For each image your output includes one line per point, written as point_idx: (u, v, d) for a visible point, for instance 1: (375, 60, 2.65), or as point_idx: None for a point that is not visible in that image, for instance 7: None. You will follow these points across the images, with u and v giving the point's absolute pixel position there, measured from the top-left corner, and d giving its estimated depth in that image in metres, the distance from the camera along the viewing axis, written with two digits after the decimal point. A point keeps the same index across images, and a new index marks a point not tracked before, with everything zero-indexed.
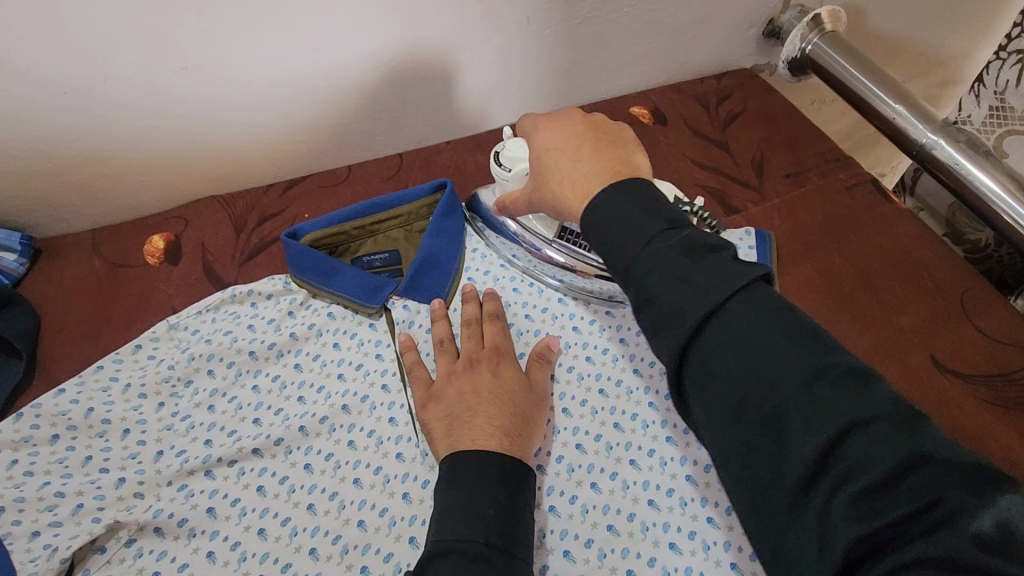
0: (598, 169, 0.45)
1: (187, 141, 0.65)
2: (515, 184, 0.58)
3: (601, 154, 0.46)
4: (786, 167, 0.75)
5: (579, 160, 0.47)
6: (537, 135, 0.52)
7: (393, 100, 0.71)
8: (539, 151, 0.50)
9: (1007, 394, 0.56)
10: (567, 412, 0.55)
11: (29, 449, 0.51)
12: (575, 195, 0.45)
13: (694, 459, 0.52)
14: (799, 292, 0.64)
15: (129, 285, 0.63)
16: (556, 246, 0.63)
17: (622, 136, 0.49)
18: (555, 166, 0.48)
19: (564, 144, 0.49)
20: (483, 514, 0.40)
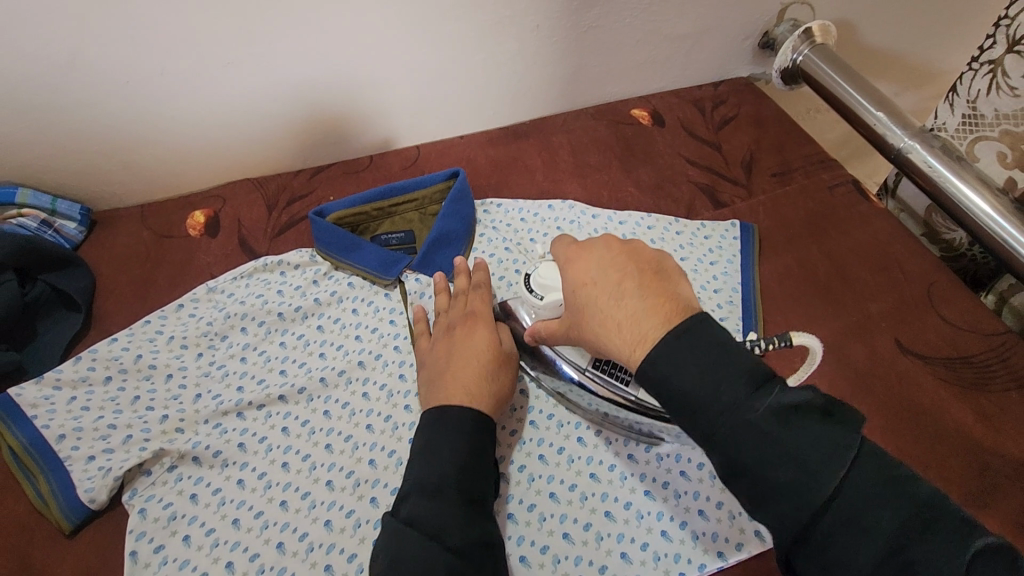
0: (649, 315, 0.41)
1: (230, 128, 0.73)
2: (546, 312, 0.55)
3: (650, 293, 0.42)
4: (772, 167, 0.81)
5: (622, 304, 0.43)
6: (571, 268, 0.48)
7: (413, 96, 0.78)
8: (575, 284, 0.47)
9: (963, 375, 0.61)
10: (580, 440, 0.58)
11: (86, 387, 0.58)
12: (627, 342, 0.41)
13: None
14: (778, 279, 0.69)
15: (173, 253, 0.71)
16: (589, 376, 0.55)
17: (664, 265, 0.45)
18: (595, 305, 0.44)
19: (601, 279, 0.45)
20: (448, 463, 0.46)
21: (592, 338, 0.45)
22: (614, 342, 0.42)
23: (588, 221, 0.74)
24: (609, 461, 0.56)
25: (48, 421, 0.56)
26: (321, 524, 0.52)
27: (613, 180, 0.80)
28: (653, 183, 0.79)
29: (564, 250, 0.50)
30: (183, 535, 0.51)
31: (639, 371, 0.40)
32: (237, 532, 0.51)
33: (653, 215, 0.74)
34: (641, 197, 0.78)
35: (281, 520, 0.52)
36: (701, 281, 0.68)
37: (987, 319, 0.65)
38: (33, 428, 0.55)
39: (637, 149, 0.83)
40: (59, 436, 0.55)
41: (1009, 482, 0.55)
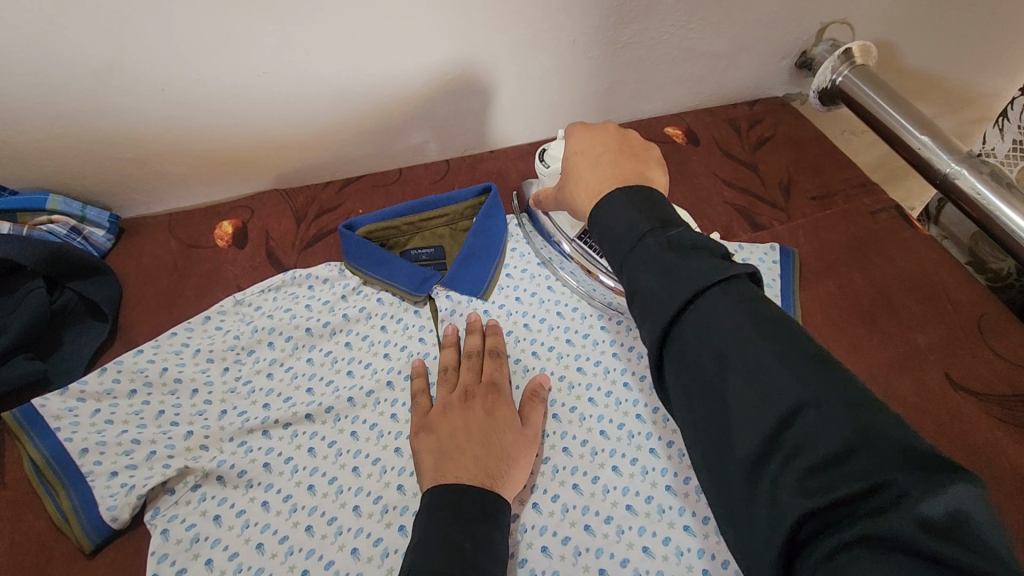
0: (612, 177, 0.47)
1: (262, 138, 0.72)
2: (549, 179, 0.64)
3: (620, 163, 0.48)
4: (812, 190, 0.79)
5: (598, 167, 0.49)
6: (569, 140, 0.54)
7: (446, 108, 0.77)
8: (568, 152, 0.51)
9: (1019, 413, 0.58)
10: (571, 340, 0.64)
11: (110, 401, 0.57)
12: (589, 196, 0.48)
13: None
14: (820, 307, 0.67)
15: (201, 263, 0.70)
16: (577, 247, 0.67)
17: (648, 154, 0.50)
18: (577, 171, 0.51)
19: (592, 148, 0.50)
20: (460, 548, 0.41)
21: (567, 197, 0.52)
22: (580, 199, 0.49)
23: None
24: (596, 357, 0.62)
25: (71, 434, 0.54)
26: (347, 552, 0.50)
27: None
28: (687, 203, 0.77)
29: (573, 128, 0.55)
30: (207, 558, 0.49)
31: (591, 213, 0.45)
32: (261, 557, 0.49)
33: None
34: None
35: (306, 546, 0.50)
36: None
37: None
38: (55, 441, 0.54)
39: (671, 168, 0.81)
40: (82, 450, 0.54)
41: None
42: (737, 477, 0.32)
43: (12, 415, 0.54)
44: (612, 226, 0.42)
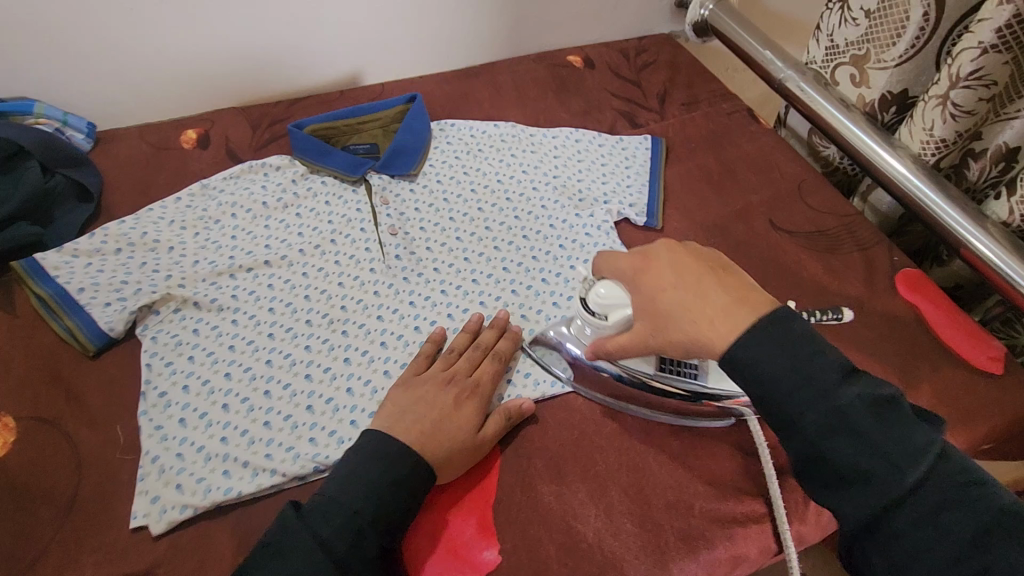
0: (739, 306, 0.47)
1: (222, 57, 0.86)
2: (610, 331, 0.57)
3: (727, 286, 0.49)
4: (682, 99, 0.97)
5: (705, 295, 0.48)
6: (643, 279, 0.53)
7: (379, 34, 0.92)
8: (650, 292, 0.52)
9: (821, 243, 0.77)
10: (481, 208, 0.79)
11: (99, 256, 0.69)
12: (720, 329, 0.47)
13: None
14: (682, 179, 0.84)
15: (170, 160, 0.83)
16: (658, 380, 0.59)
17: (724, 261, 0.52)
18: (681, 310, 0.49)
19: (678, 283, 0.50)
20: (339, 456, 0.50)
21: (679, 343, 0.50)
22: (707, 335, 0.47)
23: (527, 136, 0.88)
24: None
25: (68, 278, 0.66)
26: (302, 348, 0.64)
27: (548, 108, 0.94)
28: (582, 111, 0.93)
29: (626, 265, 0.55)
30: (188, 355, 0.62)
31: (726, 352, 0.46)
32: (233, 354, 0.63)
33: (581, 131, 0.89)
34: (572, 120, 0.92)
35: (269, 346, 0.64)
36: (618, 180, 0.83)
37: (843, 204, 0.81)
38: (56, 283, 0.66)
39: (570, 86, 0.97)
40: (79, 289, 0.65)
41: (849, 310, 0.71)
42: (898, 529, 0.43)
43: (19, 262, 0.66)
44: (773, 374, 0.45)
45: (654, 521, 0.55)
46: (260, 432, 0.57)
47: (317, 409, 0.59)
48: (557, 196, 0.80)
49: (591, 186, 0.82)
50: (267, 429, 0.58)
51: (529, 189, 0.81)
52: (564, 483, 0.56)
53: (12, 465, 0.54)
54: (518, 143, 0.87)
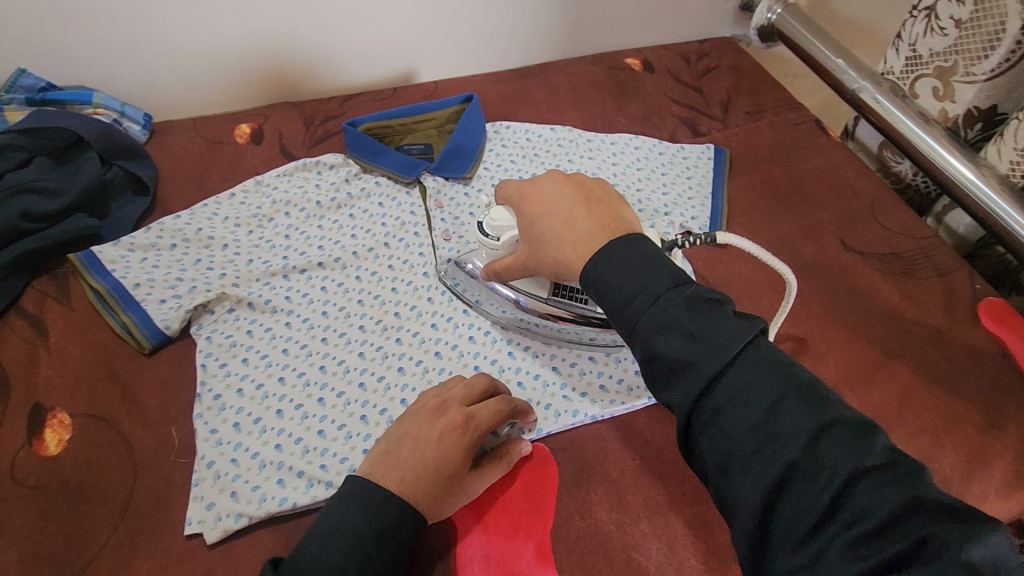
0: (595, 228, 0.52)
1: (279, 51, 0.84)
2: (502, 252, 0.61)
3: (594, 215, 0.53)
4: (745, 108, 0.93)
5: (570, 216, 0.53)
6: (527, 205, 0.57)
7: (435, 30, 0.90)
8: (533, 216, 0.56)
9: (896, 266, 0.73)
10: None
11: (155, 251, 0.69)
12: (575, 252, 0.52)
13: None
14: (746, 192, 0.80)
15: (224, 154, 0.82)
16: (553, 302, 0.62)
17: (601, 195, 0.56)
18: (553, 235, 0.54)
19: (553, 206, 0.55)
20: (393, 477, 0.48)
21: (550, 262, 0.54)
22: (569, 257, 0.52)
23: (584, 141, 0.85)
24: (572, 359, 0.64)
25: (125, 274, 0.66)
26: (355, 355, 0.62)
27: (606, 112, 0.91)
28: (641, 116, 0.90)
29: (517, 191, 0.58)
30: (243, 357, 0.61)
31: (583, 271, 0.49)
32: (287, 358, 0.62)
33: (640, 138, 0.86)
34: (631, 125, 0.89)
35: (323, 351, 0.63)
36: (679, 190, 0.80)
37: (918, 225, 0.76)
38: (112, 279, 0.65)
39: (629, 90, 0.94)
40: (135, 285, 0.65)
41: (927, 340, 0.66)
42: None
43: (76, 256, 0.66)
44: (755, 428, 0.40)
45: (720, 559, 0.52)
46: (314, 440, 0.56)
47: (372, 420, 0.58)
48: None
49: (651, 195, 0.79)
50: (321, 438, 0.56)
51: None
52: (624, 512, 0.54)
53: (67, 463, 0.54)
54: (576, 149, 0.84)
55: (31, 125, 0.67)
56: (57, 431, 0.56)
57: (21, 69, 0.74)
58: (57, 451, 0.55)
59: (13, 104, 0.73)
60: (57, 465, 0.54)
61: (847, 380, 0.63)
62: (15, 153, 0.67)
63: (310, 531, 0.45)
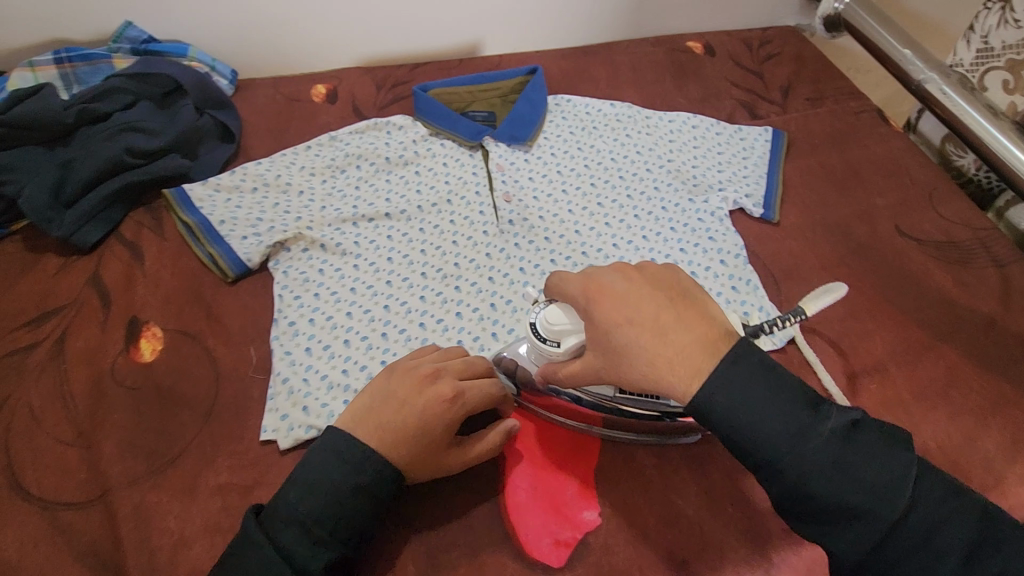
0: (695, 342, 0.44)
1: (357, 17, 0.89)
2: (563, 358, 0.52)
3: (684, 319, 0.45)
4: (806, 94, 0.93)
5: (662, 328, 0.45)
6: (598, 309, 0.47)
7: (504, 4, 0.93)
8: (608, 325, 0.47)
9: (952, 254, 0.73)
10: (593, 184, 0.79)
11: (238, 193, 0.75)
12: (680, 373, 0.44)
13: (710, 258, 0.71)
14: (802, 175, 0.81)
15: (301, 111, 0.87)
16: (619, 401, 0.54)
17: (680, 282, 0.48)
18: (639, 346, 0.45)
19: (632, 313, 0.46)
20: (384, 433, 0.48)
21: (636, 380, 0.46)
22: (666, 375, 0.44)
23: (642, 117, 0.87)
24: None
25: (211, 211, 0.72)
26: (417, 298, 0.67)
27: (666, 91, 0.92)
28: (700, 97, 0.92)
29: (581, 287, 0.49)
30: (315, 292, 0.66)
31: (694, 403, 0.43)
32: (354, 295, 0.66)
33: (698, 118, 0.87)
34: (689, 105, 0.91)
35: (387, 292, 0.67)
36: (733, 169, 0.81)
37: (978, 216, 0.76)
38: (200, 214, 0.71)
39: (689, 72, 0.95)
40: (220, 221, 0.70)
41: (979, 327, 0.67)
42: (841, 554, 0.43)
43: (170, 192, 0.72)
44: (872, 465, 0.42)
45: (757, 510, 0.54)
46: (377, 359, 0.61)
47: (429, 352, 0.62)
48: (670, 179, 0.79)
49: (705, 173, 0.80)
50: (382, 356, 0.62)
51: (642, 169, 0.80)
52: (665, 458, 0.56)
53: (159, 370, 0.60)
54: (634, 124, 0.86)
55: (138, 71, 0.75)
56: (152, 342, 0.62)
57: (128, 21, 0.81)
58: (150, 358, 0.61)
59: (120, 53, 0.81)
60: (150, 370, 0.60)
61: (894, 359, 0.64)
62: (123, 95, 0.74)
63: (316, 445, 0.49)
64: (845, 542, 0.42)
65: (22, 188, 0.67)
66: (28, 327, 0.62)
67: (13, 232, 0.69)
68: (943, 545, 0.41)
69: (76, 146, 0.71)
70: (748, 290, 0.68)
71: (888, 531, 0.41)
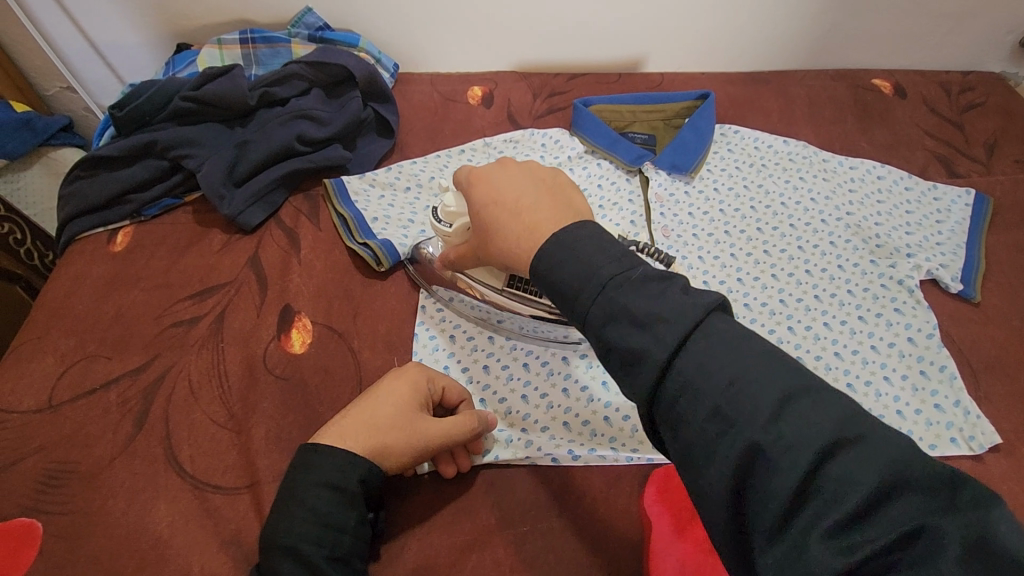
0: (552, 216, 0.44)
1: (525, 22, 0.87)
2: (456, 239, 0.56)
3: (542, 196, 0.46)
4: (1016, 155, 0.81)
5: (528, 205, 0.45)
6: (473, 190, 0.48)
7: (679, 21, 0.87)
8: (481, 205, 0.47)
9: None
10: (760, 228, 0.72)
11: (391, 191, 0.74)
12: (525, 242, 0.43)
13: (897, 335, 0.62)
14: (1008, 252, 0.70)
15: (456, 112, 0.86)
16: (506, 293, 0.61)
17: (558, 180, 0.49)
18: (499, 223, 0.46)
19: (507, 200, 0.46)
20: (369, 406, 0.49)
21: (499, 255, 0.46)
22: (518, 246, 0.44)
23: (820, 160, 0.79)
24: None
25: (366, 206, 0.72)
26: None
27: (847, 133, 0.84)
28: (887, 144, 0.82)
29: (466, 174, 0.50)
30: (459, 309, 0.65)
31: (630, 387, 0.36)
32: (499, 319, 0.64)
33: (886, 168, 0.78)
34: (874, 152, 0.81)
35: None
36: (926, 233, 0.71)
37: None
38: (355, 209, 0.71)
39: (875, 113, 0.86)
40: (374, 219, 0.70)
41: None
42: (760, 546, 0.30)
43: (329, 182, 0.72)
44: (649, 301, 0.35)
45: None
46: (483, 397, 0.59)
47: (554, 441, 0.56)
48: (849, 235, 0.71)
49: (891, 232, 0.71)
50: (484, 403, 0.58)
51: (817, 219, 0.72)
52: None
53: (306, 363, 0.60)
54: (810, 166, 0.78)
55: (316, 59, 0.76)
56: (301, 333, 0.62)
57: (308, 7, 0.82)
58: (300, 350, 0.61)
59: (298, 38, 0.82)
60: (298, 362, 0.60)
61: None
62: (299, 81, 0.76)
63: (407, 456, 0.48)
64: (635, 381, 0.35)
65: (202, 163, 0.70)
66: (192, 300, 0.64)
67: (185, 203, 0.72)
68: (748, 405, 0.31)
69: (253, 127, 0.73)
70: (941, 377, 0.59)
71: (664, 369, 0.33)
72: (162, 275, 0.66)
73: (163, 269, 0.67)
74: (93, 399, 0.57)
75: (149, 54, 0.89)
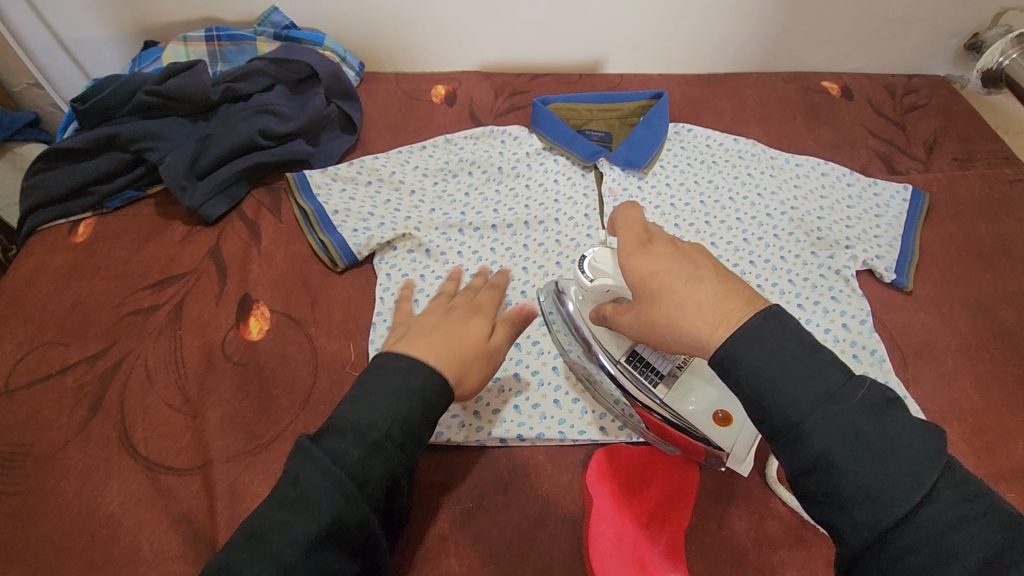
0: (728, 293, 0.43)
1: (487, 24, 0.90)
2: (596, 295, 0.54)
3: (719, 272, 0.45)
4: (955, 153, 0.86)
5: (695, 285, 0.44)
6: (630, 260, 0.47)
7: (635, 25, 0.91)
8: (638, 273, 0.46)
9: None
10: (708, 222, 0.75)
11: (352, 185, 0.76)
12: (706, 321, 0.42)
13: (834, 322, 0.65)
14: (942, 244, 0.74)
15: (419, 110, 0.88)
16: (621, 369, 0.55)
17: None
18: (674, 295, 0.44)
19: (674, 268, 0.45)
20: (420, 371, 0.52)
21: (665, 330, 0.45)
22: (693, 323, 0.42)
23: (767, 157, 0.82)
24: None
25: (327, 198, 0.73)
26: None
27: (795, 133, 0.87)
28: (833, 143, 0.86)
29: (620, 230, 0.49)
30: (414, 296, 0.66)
31: None
32: None
33: (829, 165, 0.81)
34: (820, 151, 0.85)
35: None
36: (864, 226, 0.75)
37: None
38: (316, 201, 0.72)
39: (822, 114, 0.90)
40: (335, 210, 0.72)
41: None
42: None
43: (292, 175, 0.74)
44: (874, 437, 0.37)
45: None
46: (509, 381, 0.60)
47: (504, 423, 0.57)
48: (793, 228, 0.74)
49: (832, 226, 0.75)
50: (515, 380, 0.60)
51: (762, 214, 0.75)
52: (765, 534, 0.52)
53: (263, 349, 0.61)
54: (757, 163, 0.81)
55: (280, 56, 0.78)
56: (259, 320, 0.64)
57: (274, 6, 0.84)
58: (257, 337, 0.62)
59: (264, 36, 0.84)
60: (255, 349, 0.61)
61: None
62: (263, 78, 0.77)
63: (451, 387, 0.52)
64: (856, 522, 0.36)
65: (164, 156, 0.71)
66: (152, 289, 0.65)
67: (148, 195, 0.73)
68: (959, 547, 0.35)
69: (216, 122, 0.74)
70: (872, 361, 0.63)
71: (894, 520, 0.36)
72: (123, 265, 0.67)
73: (124, 260, 0.68)
74: (49, 384, 0.58)
75: (115, 50, 0.90)
